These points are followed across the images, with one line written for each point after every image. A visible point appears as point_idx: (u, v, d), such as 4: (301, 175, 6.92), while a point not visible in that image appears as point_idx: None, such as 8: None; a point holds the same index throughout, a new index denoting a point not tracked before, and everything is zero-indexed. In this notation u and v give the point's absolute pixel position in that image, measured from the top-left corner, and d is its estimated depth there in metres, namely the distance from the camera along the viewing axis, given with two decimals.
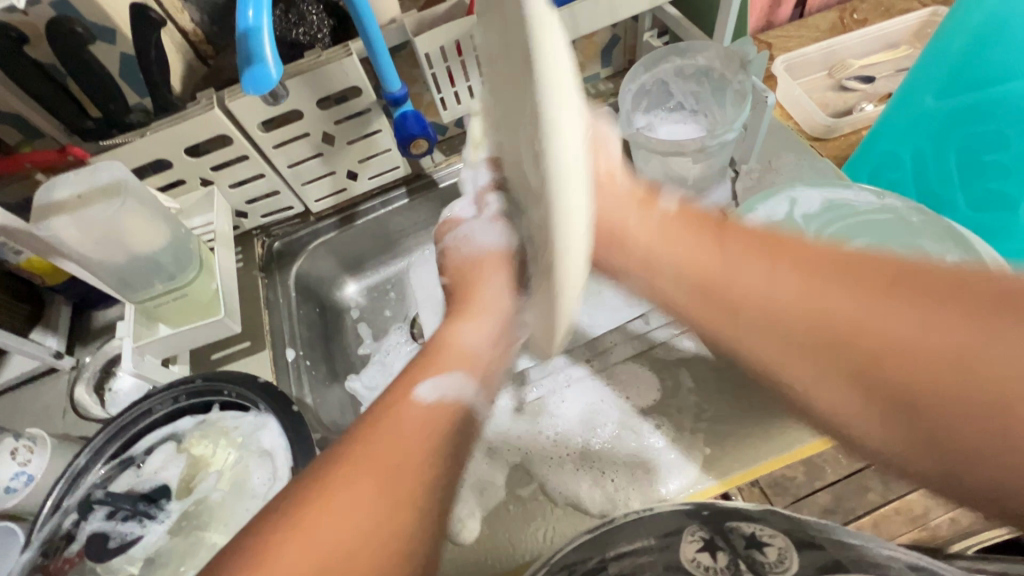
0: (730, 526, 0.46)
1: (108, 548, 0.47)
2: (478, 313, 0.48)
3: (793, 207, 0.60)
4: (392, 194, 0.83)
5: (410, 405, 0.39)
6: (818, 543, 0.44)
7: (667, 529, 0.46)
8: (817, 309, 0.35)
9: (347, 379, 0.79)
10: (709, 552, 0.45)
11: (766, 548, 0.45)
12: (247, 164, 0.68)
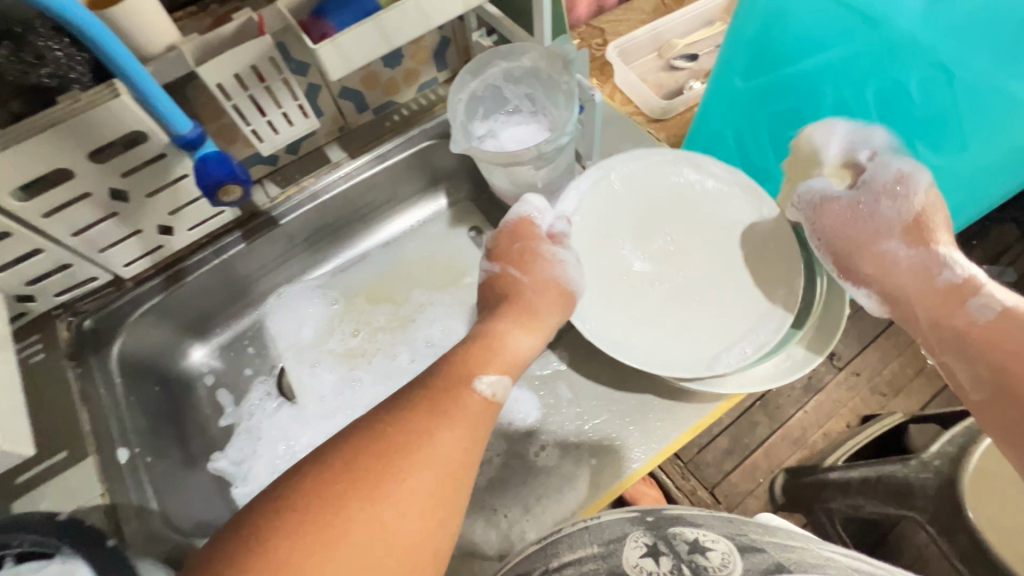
0: (673, 533, 0.44)
1: None
2: (536, 326, 0.52)
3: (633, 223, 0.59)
4: (225, 241, 0.73)
5: (470, 393, 0.44)
6: (759, 548, 0.43)
7: (610, 537, 0.44)
8: (978, 339, 0.48)
9: (210, 460, 0.70)
10: (652, 558, 0.42)
11: (710, 552, 0.42)
12: (15, 242, 0.55)
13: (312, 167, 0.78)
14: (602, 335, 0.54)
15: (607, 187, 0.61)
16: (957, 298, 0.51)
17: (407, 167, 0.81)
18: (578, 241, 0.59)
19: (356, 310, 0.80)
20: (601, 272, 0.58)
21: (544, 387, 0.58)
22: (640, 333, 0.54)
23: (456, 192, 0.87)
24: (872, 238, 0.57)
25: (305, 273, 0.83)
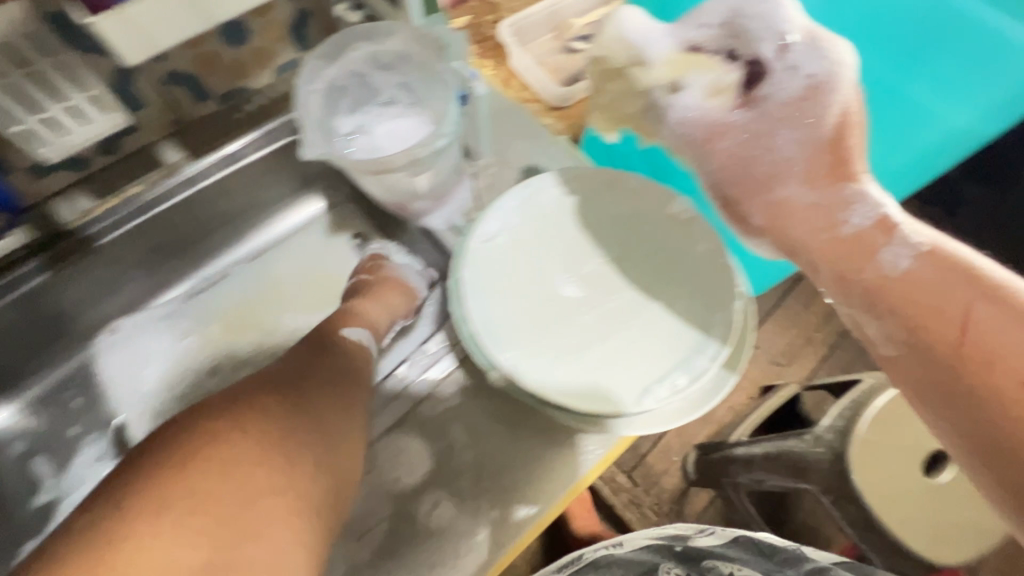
0: (708, 567, 0.52)
1: None
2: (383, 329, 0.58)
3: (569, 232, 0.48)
4: (19, 271, 0.57)
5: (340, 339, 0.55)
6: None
7: (647, 571, 0.52)
8: (930, 306, 0.38)
9: (23, 551, 0.60)
10: None
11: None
12: None
13: (140, 172, 0.62)
14: (518, 371, 0.42)
15: (534, 198, 0.49)
16: (869, 251, 0.42)
17: (269, 167, 0.67)
18: (484, 267, 0.46)
19: (209, 341, 0.68)
20: (517, 294, 0.45)
21: (435, 430, 0.50)
22: (563, 366, 0.43)
23: (334, 192, 0.75)
24: (765, 184, 0.49)
25: (150, 299, 0.69)
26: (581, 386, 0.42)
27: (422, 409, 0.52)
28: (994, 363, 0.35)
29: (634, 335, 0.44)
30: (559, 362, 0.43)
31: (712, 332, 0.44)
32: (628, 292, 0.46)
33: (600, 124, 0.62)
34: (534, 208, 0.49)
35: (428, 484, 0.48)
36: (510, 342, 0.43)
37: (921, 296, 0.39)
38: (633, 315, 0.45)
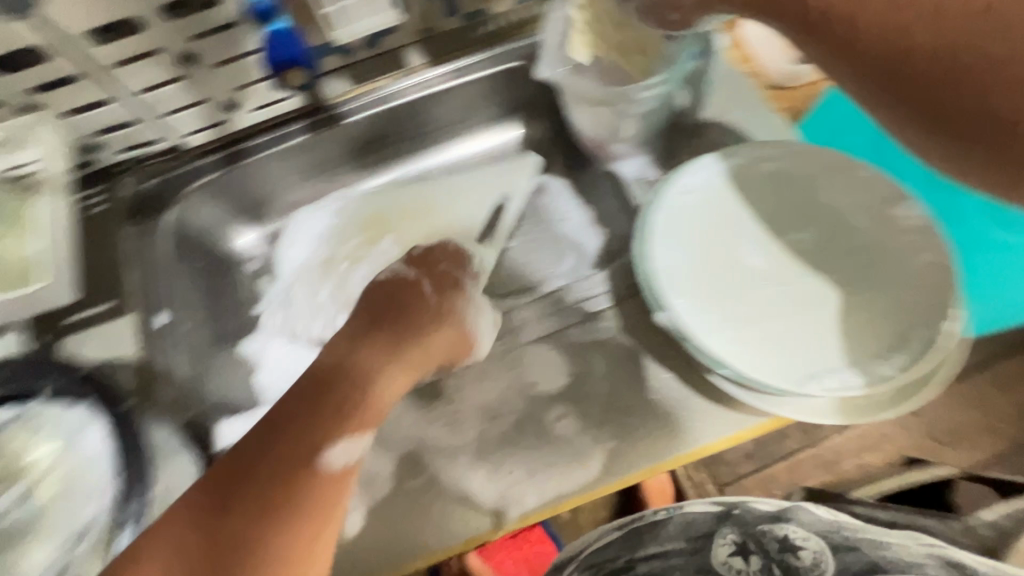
0: (762, 531, 0.54)
1: None
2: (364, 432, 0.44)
3: (768, 206, 0.47)
4: (289, 129, 0.69)
5: (319, 464, 0.41)
6: (854, 545, 0.52)
7: (699, 533, 0.56)
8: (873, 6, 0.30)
9: (242, 342, 0.68)
10: (741, 557, 0.54)
11: (802, 551, 0.53)
12: (85, 86, 0.54)
13: (389, 68, 0.72)
14: (692, 319, 0.42)
15: (742, 166, 0.49)
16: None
17: (486, 89, 0.75)
18: (676, 220, 0.47)
19: (346, 257, 0.74)
20: (704, 254, 0.45)
21: (579, 355, 0.54)
22: (737, 329, 0.42)
23: (531, 125, 0.80)
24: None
25: (357, 182, 0.78)
26: (753, 352, 0.41)
27: (571, 333, 0.55)
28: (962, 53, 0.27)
29: (817, 320, 0.43)
30: (736, 322, 0.42)
31: (910, 343, 0.40)
32: (819, 279, 0.44)
33: (572, 44, 0.58)
34: (742, 176, 0.48)
35: (560, 397, 0.52)
36: (688, 290, 0.44)
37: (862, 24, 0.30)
38: (819, 302, 0.43)
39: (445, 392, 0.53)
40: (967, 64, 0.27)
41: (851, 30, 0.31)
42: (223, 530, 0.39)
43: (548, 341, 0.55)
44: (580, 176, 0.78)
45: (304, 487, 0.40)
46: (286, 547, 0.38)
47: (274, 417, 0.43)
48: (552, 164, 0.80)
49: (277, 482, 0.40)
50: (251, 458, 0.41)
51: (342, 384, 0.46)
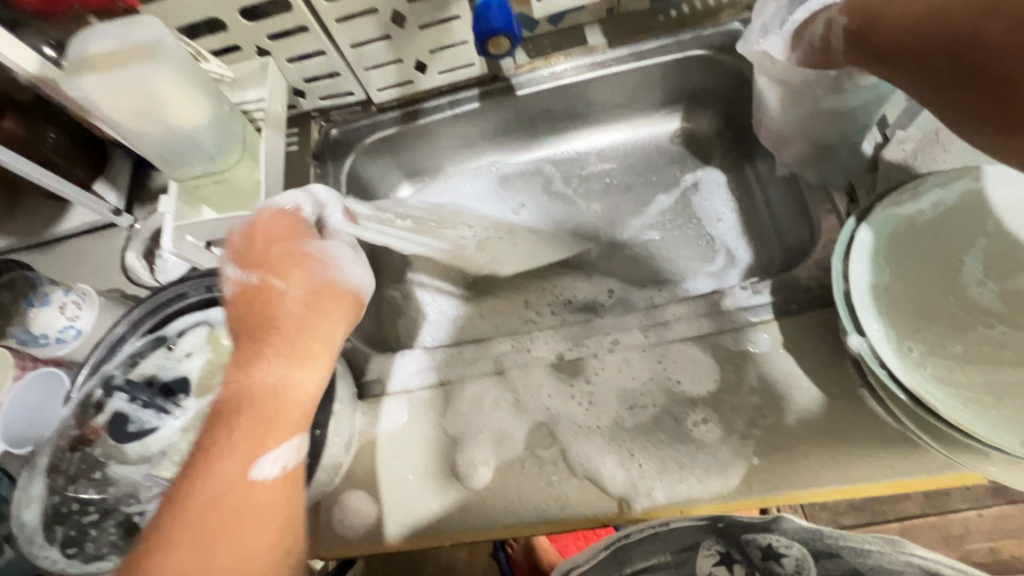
0: (747, 540, 0.52)
1: (127, 431, 0.42)
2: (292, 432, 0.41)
3: (998, 242, 0.42)
4: (462, 95, 0.72)
5: (252, 484, 0.38)
6: (836, 553, 0.51)
7: (684, 546, 0.51)
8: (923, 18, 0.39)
9: None
10: (725, 565, 0.52)
11: (784, 558, 0.51)
12: (308, 36, 0.60)
13: (566, 44, 0.72)
14: (891, 348, 0.39)
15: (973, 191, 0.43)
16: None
17: (659, 76, 0.72)
18: (885, 241, 0.42)
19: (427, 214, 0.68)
20: (909, 283, 0.41)
21: (730, 363, 0.51)
22: (942, 370, 0.38)
23: (697, 117, 0.76)
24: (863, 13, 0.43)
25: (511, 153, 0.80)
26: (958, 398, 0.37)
27: (723, 338, 0.53)
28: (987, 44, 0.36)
29: None
30: (938, 360, 0.39)
31: None
32: None
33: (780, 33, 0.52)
34: (971, 203, 0.43)
35: (703, 401, 0.50)
36: (888, 316, 0.40)
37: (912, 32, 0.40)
38: None
39: (584, 370, 0.54)
40: (964, 51, 0.37)
41: (877, 36, 0.43)
42: (199, 499, 0.37)
43: (699, 343, 0.53)
44: (742, 176, 0.73)
45: (246, 493, 0.38)
46: (263, 475, 0.39)
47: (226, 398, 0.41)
48: (712, 160, 0.76)
49: (244, 438, 0.39)
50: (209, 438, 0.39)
51: (246, 342, 0.42)
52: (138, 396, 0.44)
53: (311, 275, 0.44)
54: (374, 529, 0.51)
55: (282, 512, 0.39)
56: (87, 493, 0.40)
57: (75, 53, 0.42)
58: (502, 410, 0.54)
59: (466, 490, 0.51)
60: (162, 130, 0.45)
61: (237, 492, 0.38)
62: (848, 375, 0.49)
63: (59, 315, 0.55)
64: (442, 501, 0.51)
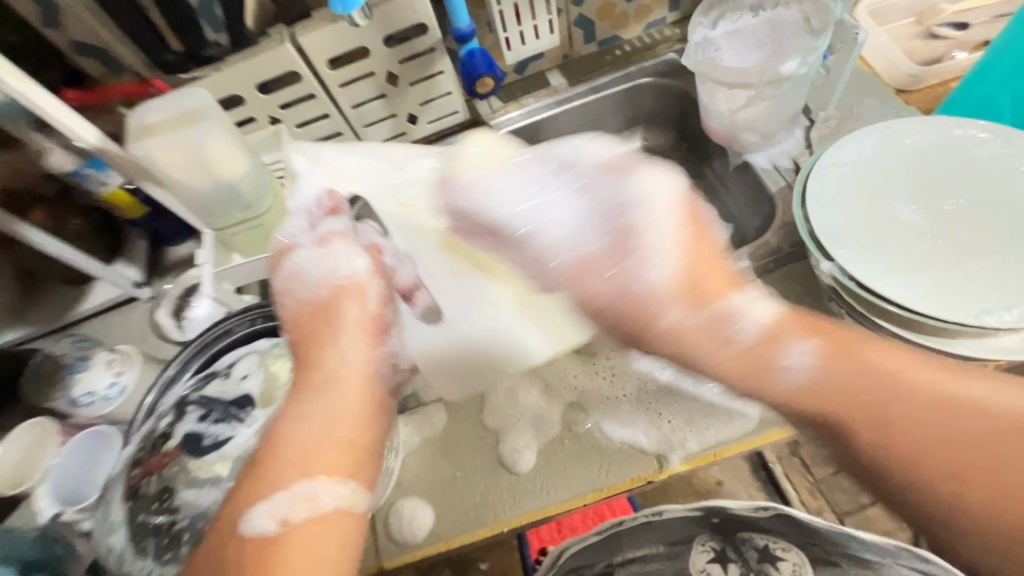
0: (743, 539, 0.57)
1: (203, 446, 0.46)
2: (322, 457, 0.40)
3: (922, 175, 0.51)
4: (449, 140, 0.81)
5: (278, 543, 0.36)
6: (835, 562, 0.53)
7: (676, 540, 0.59)
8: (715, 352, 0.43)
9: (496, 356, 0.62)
10: (717, 563, 0.57)
11: (779, 561, 0.55)
12: (314, 103, 0.68)
13: (532, 88, 0.83)
14: (857, 266, 0.46)
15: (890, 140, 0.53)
16: (769, 358, 0.41)
17: (616, 104, 0.83)
18: (832, 184, 0.51)
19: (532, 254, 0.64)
20: (858, 215, 0.49)
21: None
22: (900, 277, 0.45)
23: (653, 136, 0.88)
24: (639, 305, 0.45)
25: None
26: (915, 298, 0.44)
27: None
28: (914, 431, 0.35)
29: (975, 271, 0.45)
30: (892, 272, 0.46)
31: None
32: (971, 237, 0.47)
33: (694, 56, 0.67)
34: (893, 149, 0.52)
35: None
36: (846, 242, 0.48)
37: (704, 346, 0.43)
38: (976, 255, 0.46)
39: (602, 349, 0.60)
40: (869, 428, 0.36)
41: (751, 392, 0.42)
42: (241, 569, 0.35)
43: None
44: (701, 178, 0.83)
45: (275, 553, 0.36)
46: (262, 529, 0.36)
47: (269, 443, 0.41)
48: None
49: (267, 482, 0.38)
50: (242, 495, 0.38)
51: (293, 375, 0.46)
52: (211, 413, 0.47)
53: (286, 300, 0.49)
54: (435, 528, 0.54)
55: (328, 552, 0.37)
56: (160, 516, 0.42)
57: (136, 125, 0.50)
58: (533, 398, 0.59)
59: (514, 476, 0.55)
60: (211, 182, 0.52)
61: (266, 547, 0.36)
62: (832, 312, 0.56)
63: (105, 372, 0.58)
64: (494, 490, 0.54)
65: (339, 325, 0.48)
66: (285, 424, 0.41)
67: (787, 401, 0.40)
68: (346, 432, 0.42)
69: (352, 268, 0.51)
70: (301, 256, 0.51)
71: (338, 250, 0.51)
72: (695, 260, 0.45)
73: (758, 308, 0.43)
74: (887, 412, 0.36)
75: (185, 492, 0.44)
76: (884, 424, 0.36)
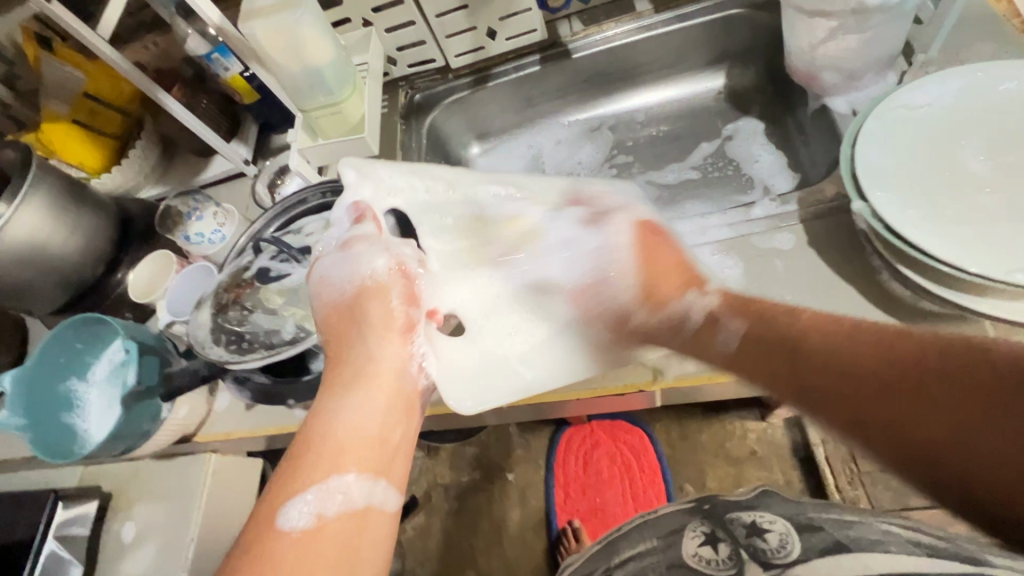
0: (731, 517, 0.64)
1: (271, 276, 0.56)
2: (344, 448, 0.44)
3: (1004, 125, 0.47)
4: (525, 60, 0.83)
5: (306, 528, 0.40)
6: (818, 527, 0.58)
7: (668, 532, 0.66)
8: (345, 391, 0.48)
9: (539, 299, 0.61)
10: (710, 547, 0.61)
11: (769, 534, 0.59)
12: (403, 8, 0.74)
13: (616, 13, 0.82)
14: (892, 209, 0.44)
15: (980, 85, 0.48)
16: (709, 335, 0.47)
17: (701, 35, 0.80)
18: (893, 126, 0.48)
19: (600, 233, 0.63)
20: (909, 160, 0.47)
21: (758, 259, 0.58)
22: (936, 228, 0.44)
23: (739, 75, 0.83)
24: (362, 367, 0.49)
25: (566, 115, 0.91)
26: (949, 251, 0.42)
27: (753, 239, 0.59)
28: (345, 449, 0.44)
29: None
30: (929, 223, 0.44)
31: None
32: None
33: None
34: (977, 96, 0.48)
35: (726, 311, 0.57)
36: (887, 185, 0.46)
37: (352, 443, 0.45)
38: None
39: None
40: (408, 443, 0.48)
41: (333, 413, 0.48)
42: (281, 551, 0.39)
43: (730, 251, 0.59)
44: (783, 124, 0.79)
45: (305, 544, 0.39)
46: (302, 522, 0.40)
47: (306, 437, 0.45)
48: (751, 111, 0.83)
49: (291, 480, 0.42)
50: (272, 486, 0.42)
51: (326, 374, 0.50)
52: (281, 253, 0.58)
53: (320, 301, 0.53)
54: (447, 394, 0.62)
55: (354, 541, 0.41)
56: (230, 324, 0.53)
57: (248, 7, 0.58)
58: None
59: None
60: (302, 65, 0.60)
61: (303, 533, 0.40)
62: (870, 263, 0.54)
63: (212, 221, 0.71)
64: None
65: (366, 322, 0.52)
66: (312, 423, 0.45)
67: (715, 359, 0.46)
68: (376, 429, 0.46)
69: (372, 267, 0.55)
70: (326, 262, 0.55)
71: (357, 256, 0.54)
72: (654, 259, 0.55)
73: (701, 304, 0.50)
74: (402, 416, 0.48)
75: (255, 313, 0.54)
76: (333, 456, 0.44)
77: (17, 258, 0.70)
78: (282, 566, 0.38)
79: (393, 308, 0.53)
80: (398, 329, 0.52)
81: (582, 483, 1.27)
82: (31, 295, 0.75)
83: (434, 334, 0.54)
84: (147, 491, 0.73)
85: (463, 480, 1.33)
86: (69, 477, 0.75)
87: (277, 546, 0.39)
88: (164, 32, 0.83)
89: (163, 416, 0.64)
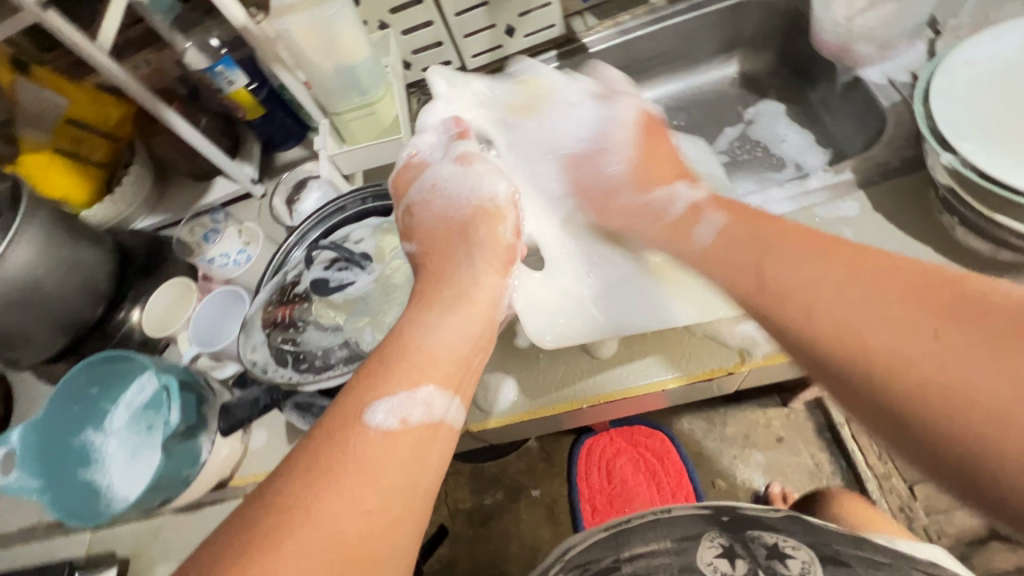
0: (751, 535, 0.51)
1: (329, 286, 0.51)
2: (437, 355, 0.40)
3: None
4: (542, 57, 0.82)
5: (373, 432, 0.35)
6: (846, 562, 0.47)
7: (685, 536, 0.52)
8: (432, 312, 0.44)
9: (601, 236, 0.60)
10: (727, 560, 0.48)
11: (790, 560, 0.48)
12: (421, 9, 0.72)
13: (629, 7, 0.81)
14: (985, 157, 0.44)
15: None
16: (689, 223, 0.47)
17: (715, 22, 0.80)
18: (961, 82, 0.48)
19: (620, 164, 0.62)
20: (986, 109, 0.47)
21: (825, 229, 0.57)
22: None
23: (751, 61, 0.84)
24: (460, 284, 0.45)
25: None
26: None
27: (815, 210, 0.58)
28: (429, 367, 0.39)
29: None
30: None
31: None
32: None
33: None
34: None
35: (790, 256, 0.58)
36: (973, 135, 0.45)
37: (440, 358, 0.40)
38: None
39: None
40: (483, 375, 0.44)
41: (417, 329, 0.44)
42: (348, 457, 0.34)
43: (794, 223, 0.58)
44: (803, 103, 0.80)
45: (363, 455, 0.35)
46: (386, 424, 0.36)
47: (394, 342, 0.40)
48: (768, 94, 0.84)
49: (370, 384, 0.38)
50: (350, 388, 0.38)
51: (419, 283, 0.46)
52: (335, 262, 0.52)
53: (425, 210, 0.51)
54: (516, 399, 0.58)
55: (421, 461, 0.36)
56: (287, 344, 0.48)
57: (277, 3, 0.54)
58: None
59: (595, 359, 0.58)
60: (337, 64, 0.57)
61: (381, 438, 0.35)
62: (940, 222, 0.54)
63: (237, 240, 0.65)
64: (571, 370, 0.58)
65: (474, 244, 0.48)
66: (403, 328, 0.41)
67: (698, 256, 0.44)
68: (466, 349, 0.42)
69: (492, 190, 0.51)
70: (440, 172, 0.52)
71: (473, 172, 0.52)
72: (649, 154, 0.57)
73: (690, 192, 0.51)
74: (486, 344, 0.44)
75: (313, 328, 0.49)
76: (419, 369, 0.39)
77: (12, 298, 0.62)
78: (362, 462, 0.34)
79: (498, 227, 0.50)
80: (501, 255, 0.48)
81: (608, 495, 1.10)
82: (26, 339, 0.66)
83: (524, 270, 0.51)
84: (174, 548, 0.64)
85: (485, 502, 1.16)
86: (78, 544, 0.66)
87: (347, 448, 0.35)
88: (157, 49, 0.78)
89: (203, 459, 0.57)
